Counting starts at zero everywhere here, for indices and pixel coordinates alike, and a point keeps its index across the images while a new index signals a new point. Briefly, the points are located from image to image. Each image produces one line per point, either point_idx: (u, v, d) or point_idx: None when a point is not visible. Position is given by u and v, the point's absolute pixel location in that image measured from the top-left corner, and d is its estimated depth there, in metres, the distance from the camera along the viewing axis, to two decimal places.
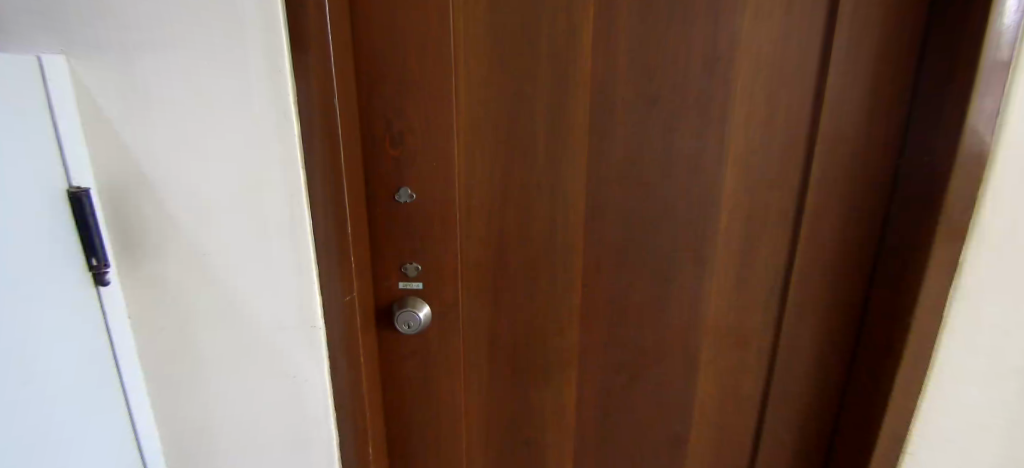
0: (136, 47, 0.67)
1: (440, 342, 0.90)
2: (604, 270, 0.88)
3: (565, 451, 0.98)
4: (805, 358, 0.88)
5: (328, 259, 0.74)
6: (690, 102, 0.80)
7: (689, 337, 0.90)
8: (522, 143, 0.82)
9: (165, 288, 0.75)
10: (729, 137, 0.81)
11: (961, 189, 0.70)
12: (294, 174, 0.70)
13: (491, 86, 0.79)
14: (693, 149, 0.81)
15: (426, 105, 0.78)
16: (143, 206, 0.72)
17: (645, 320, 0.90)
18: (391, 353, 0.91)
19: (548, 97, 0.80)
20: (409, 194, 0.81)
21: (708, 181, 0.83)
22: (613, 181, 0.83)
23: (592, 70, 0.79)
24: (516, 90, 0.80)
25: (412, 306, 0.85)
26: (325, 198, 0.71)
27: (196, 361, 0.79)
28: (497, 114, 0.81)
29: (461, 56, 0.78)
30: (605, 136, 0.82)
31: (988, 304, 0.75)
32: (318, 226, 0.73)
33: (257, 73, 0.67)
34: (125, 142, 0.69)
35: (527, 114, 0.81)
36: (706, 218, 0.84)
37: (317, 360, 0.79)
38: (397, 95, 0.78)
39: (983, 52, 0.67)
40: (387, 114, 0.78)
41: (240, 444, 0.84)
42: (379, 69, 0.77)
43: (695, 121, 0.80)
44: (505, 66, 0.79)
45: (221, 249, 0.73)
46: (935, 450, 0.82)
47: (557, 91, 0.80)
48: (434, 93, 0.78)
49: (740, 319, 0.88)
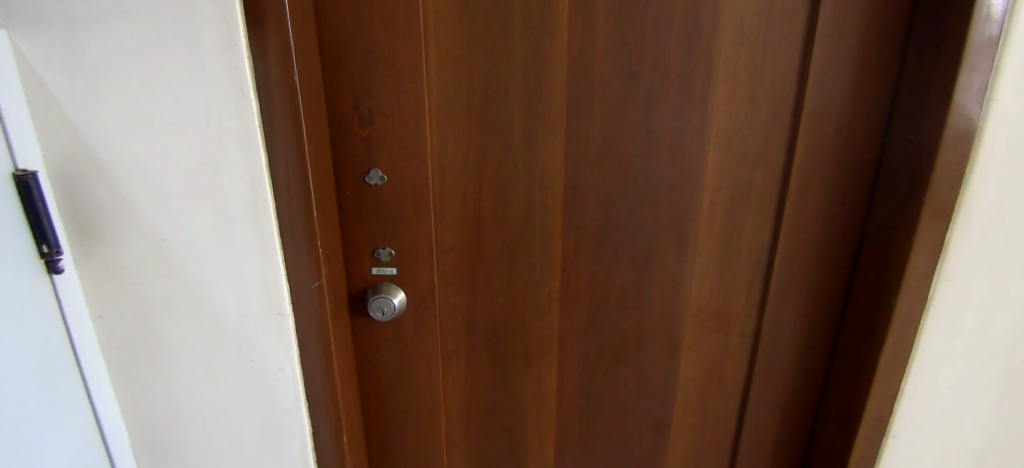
0: (83, 21, 0.63)
1: (416, 329, 0.88)
2: (584, 254, 0.85)
3: (546, 437, 0.97)
4: (787, 341, 0.87)
5: (295, 245, 0.71)
6: (672, 79, 0.77)
7: (671, 321, 0.88)
8: (497, 122, 0.79)
9: (123, 275, 0.72)
10: (711, 116, 0.78)
11: (948, 166, 0.68)
12: (254, 154, 0.67)
13: (465, 62, 0.76)
14: (674, 128, 0.79)
15: (396, 81, 0.75)
16: (96, 189, 0.68)
17: (626, 304, 0.88)
18: (366, 340, 0.88)
19: (523, 73, 0.77)
20: (379, 176, 0.78)
21: (690, 161, 0.80)
22: (591, 162, 0.81)
23: (570, 44, 0.76)
24: (490, 67, 0.76)
25: (386, 292, 0.83)
26: (289, 181, 0.68)
27: (159, 350, 0.76)
28: (471, 92, 0.77)
29: (431, 31, 0.74)
30: (583, 115, 0.79)
31: (973, 286, 0.74)
32: (283, 210, 0.69)
33: (211, 47, 0.63)
34: (74, 122, 0.66)
35: (502, 91, 0.77)
36: (688, 199, 0.82)
37: (286, 348, 0.76)
38: (364, 73, 0.74)
39: (972, 26, 0.65)
40: (354, 91, 0.75)
41: (211, 436, 0.81)
42: (346, 44, 0.73)
43: (676, 99, 0.78)
44: (478, 41, 0.75)
45: (180, 233, 0.70)
46: (919, 433, 0.82)
47: (532, 66, 0.76)
48: (404, 68, 0.74)
49: (723, 302, 0.87)
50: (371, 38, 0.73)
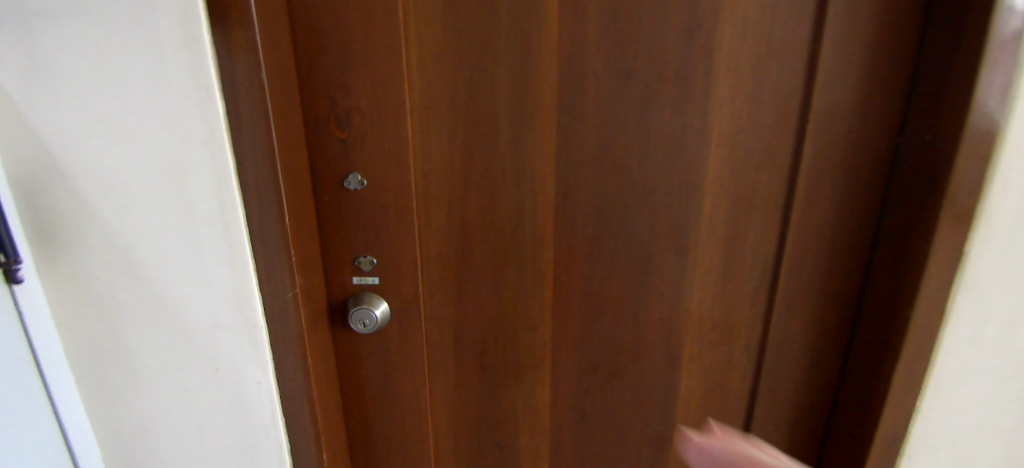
0: (38, 17, 0.59)
1: (400, 341, 0.83)
2: (577, 262, 0.81)
3: (539, 454, 0.92)
4: (794, 354, 0.82)
5: (267, 254, 0.67)
6: (669, 77, 0.72)
7: (670, 333, 0.83)
8: (483, 123, 0.74)
9: (87, 284, 0.68)
10: (711, 116, 0.73)
11: (968, 168, 0.63)
12: (220, 156, 0.63)
13: (449, 61, 0.72)
14: (672, 129, 0.74)
15: (375, 81, 0.71)
16: (56, 195, 0.64)
17: (622, 316, 0.83)
18: (349, 352, 0.84)
19: (510, 72, 0.72)
20: (359, 180, 0.74)
21: (690, 164, 0.75)
22: (584, 164, 0.76)
23: (560, 41, 0.71)
24: (475, 64, 0.72)
25: (367, 303, 0.79)
26: (259, 186, 0.64)
27: (128, 362, 0.72)
28: (455, 91, 0.73)
29: (413, 28, 0.70)
30: (575, 115, 0.74)
31: (995, 296, 0.68)
32: (253, 216, 0.65)
33: (172, 43, 0.60)
34: (31, 123, 0.62)
35: (488, 92, 0.73)
36: (688, 204, 0.77)
37: (260, 361, 0.72)
38: (341, 72, 0.70)
39: (994, 17, 0.59)
40: (332, 91, 0.71)
41: (185, 452, 0.78)
42: (322, 41, 0.69)
43: (674, 98, 0.73)
44: (463, 38, 0.71)
45: (144, 241, 0.66)
46: (934, 453, 0.76)
47: (520, 64, 0.72)
48: (384, 67, 0.70)
49: (725, 313, 0.82)
50: (348, 35, 0.69)
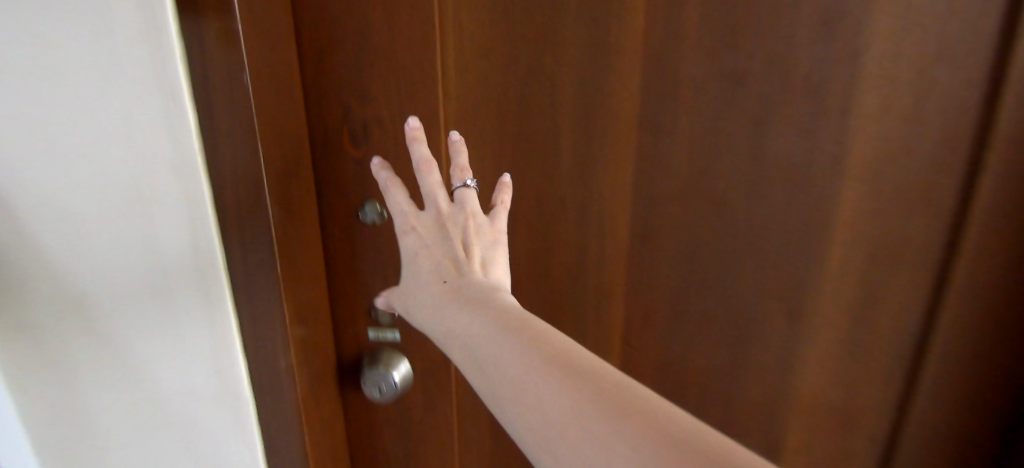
0: None
1: (426, 409, 0.67)
2: (654, 321, 0.64)
3: None
4: (934, 437, 0.68)
5: (256, 313, 0.52)
6: (796, 86, 0.53)
7: (772, 411, 0.67)
8: (542, 143, 0.56)
9: (20, 358, 0.50)
10: (851, 142, 0.54)
11: None
12: (195, 193, 0.47)
13: (500, 66, 0.53)
14: (795, 157, 0.55)
15: (403, 94, 0.53)
16: None
17: (711, 388, 0.67)
18: (362, 422, 0.68)
19: (585, 82, 0.54)
20: (378, 211, 0.58)
21: (818, 203, 0.57)
22: (671, 201, 0.57)
23: (656, 39, 0.52)
24: (532, 65, 0.53)
25: (385, 365, 0.62)
26: (245, 228, 0.49)
27: (79, 452, 0.55)
28: (507, 100, 0.54)
29: (453, 23, 0.51)
30: (663, 136, 0.55)
31: None
32: (237, 265, 0.50)
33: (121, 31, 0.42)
34: None
35: (550, 106, 0.55)
36: (811, 254, 0.59)
37: (249, 443, 0.59)
38: (358, 71, 0.52)
39: None
40: (345, 106, 0.53)
41: None
42: (329, 37, 0.50)
43: (801, 116, 0.54)
44: (521, 33, 0.52)
45: (96, 299, 0.49)
46: None
47: (599, 71, 0.53)
48: (415, 74, 0.52)
49: (846, 391, 0.66)
50: (365, 30, 0.50)
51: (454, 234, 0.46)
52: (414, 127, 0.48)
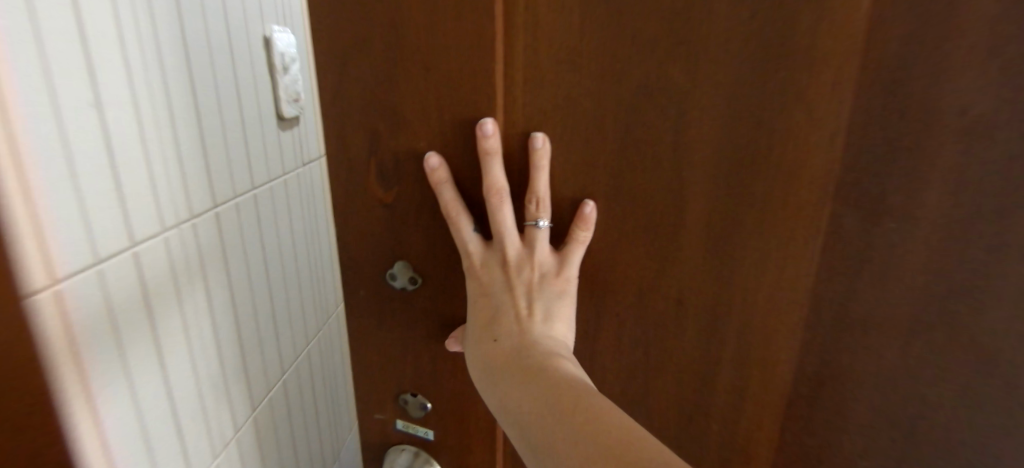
0: None
1: None
2: None
3: None
4: None
5: None
6: None
7: None
8: (652, 210, 0.35)
9: None
10: None
11: None
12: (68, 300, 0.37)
13: (598, 89, 0.33)
14: None
15: (451, 118, 0.36)
16: None
17: None
18: None
19: (739, 124, 0.31)
20: (410, 277, 0.42)
21: None
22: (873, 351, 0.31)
23: (903, 57, 0.26)
24: (652, 86, 0.32)
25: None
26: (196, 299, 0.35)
27: None
28: (602, 140, 0.34)
29: (529, 16, 0.33)
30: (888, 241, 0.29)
31: None
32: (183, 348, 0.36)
33: None
34: None
35: (674, 161, 0.33)
36: None
37: None
38: (389, 84, 0.36)
39: None
40: (373, 130, 0.37)
41: None
42: (355, 32, 0.35)
43: None
44: (637, 39, 0.31)
45: None
46: None
47: (768, 108, 0.30)
48: (470, 93, 0.35)
49: None
50: (400, 24, 0.34)
51: (515, 286, 0.37)
52: (490, 134, 0.34)
